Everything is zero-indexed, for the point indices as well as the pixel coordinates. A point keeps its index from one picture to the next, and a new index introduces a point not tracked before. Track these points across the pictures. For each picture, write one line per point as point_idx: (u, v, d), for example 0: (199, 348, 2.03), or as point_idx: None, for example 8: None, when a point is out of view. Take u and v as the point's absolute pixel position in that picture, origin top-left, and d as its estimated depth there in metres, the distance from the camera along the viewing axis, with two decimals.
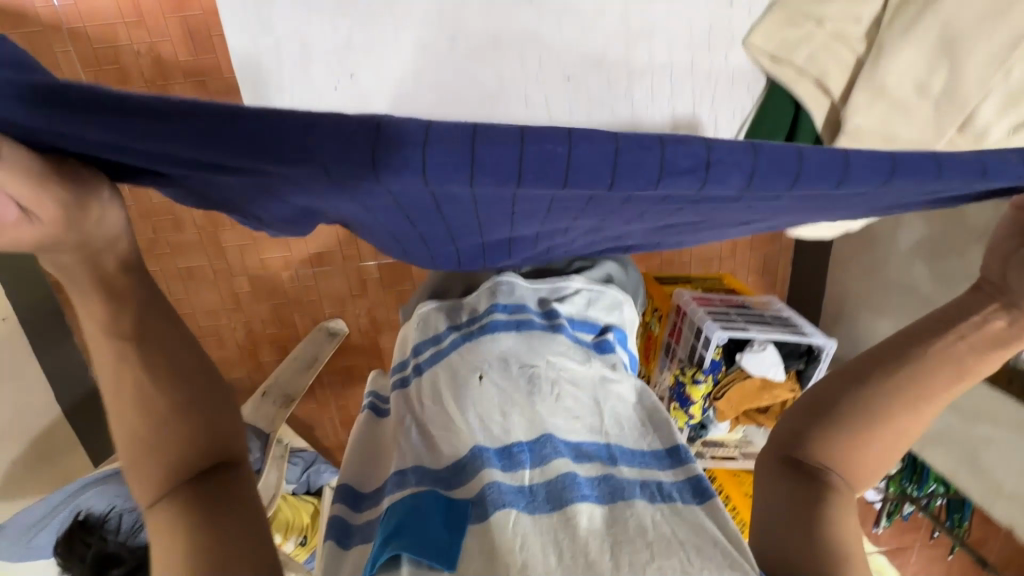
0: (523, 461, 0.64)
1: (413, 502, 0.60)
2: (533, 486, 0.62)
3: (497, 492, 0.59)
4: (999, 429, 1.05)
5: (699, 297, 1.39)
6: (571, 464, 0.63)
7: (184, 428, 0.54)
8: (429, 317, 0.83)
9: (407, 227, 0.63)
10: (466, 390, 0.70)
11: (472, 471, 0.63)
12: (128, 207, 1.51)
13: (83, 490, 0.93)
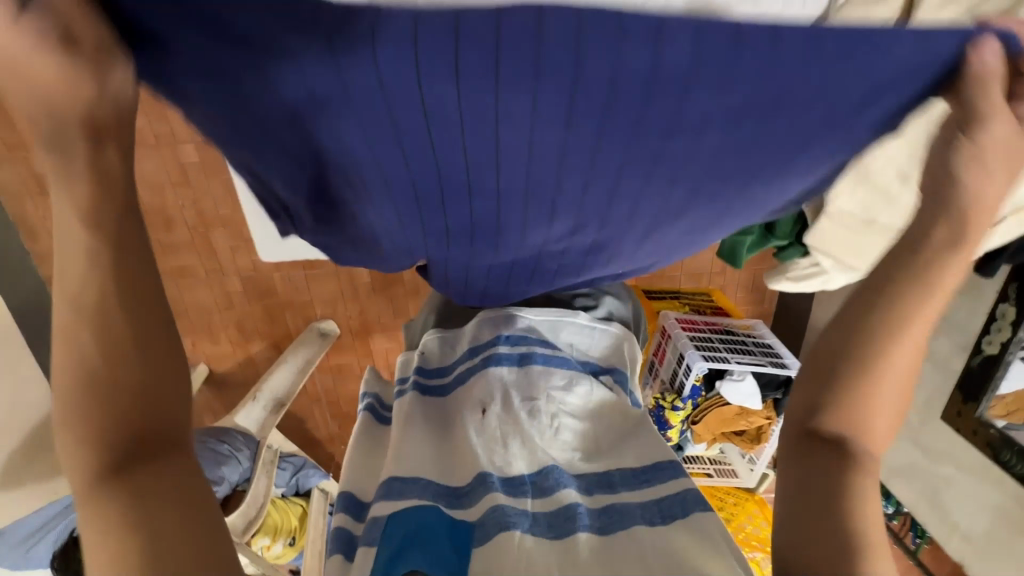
0: (520, 490, 0.54)
1: (420, 517, 0.51)
2: (537, 514, 0.52)
3: (508, 516, 0.50)
4: (960, 472, 1.09)
5: (684, 319, 1.40)
6: (573, 492, 0.54)
7: (133, 377, 0.40)
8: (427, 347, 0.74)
9: (415, 227, 0.54)
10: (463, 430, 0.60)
11: (474, 496, 0.54)
12: None
13: None
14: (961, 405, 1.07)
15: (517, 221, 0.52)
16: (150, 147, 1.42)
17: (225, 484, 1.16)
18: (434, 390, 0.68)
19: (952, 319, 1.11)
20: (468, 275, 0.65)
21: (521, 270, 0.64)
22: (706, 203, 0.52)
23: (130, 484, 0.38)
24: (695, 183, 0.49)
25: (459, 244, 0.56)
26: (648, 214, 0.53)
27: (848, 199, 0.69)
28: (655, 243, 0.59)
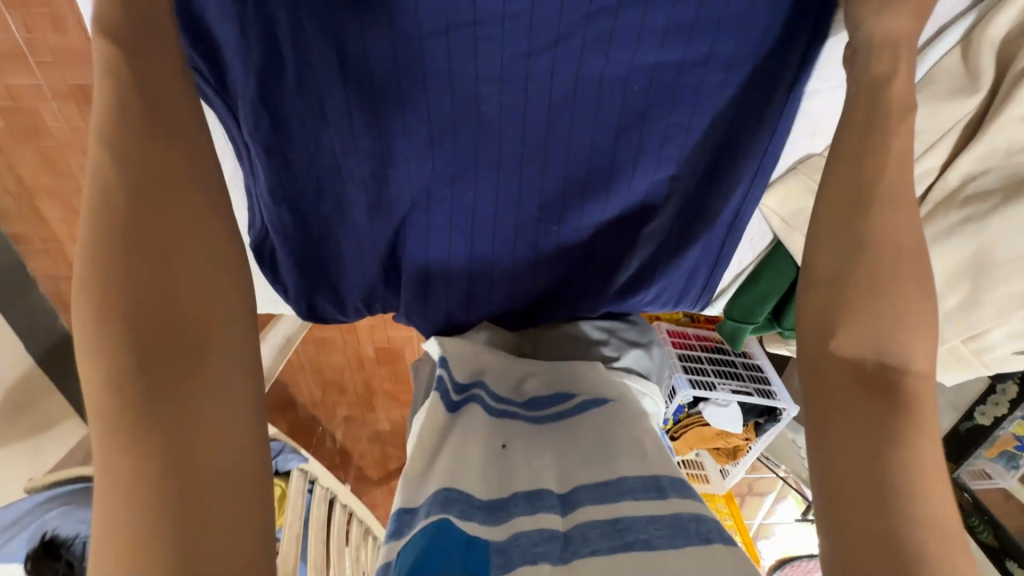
0: (547, 505, 0.54)
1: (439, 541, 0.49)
2: (568, 534, 0.52)
3: (535, 546, 0.50)
4: None
5: (676, 333, 1.34)
6: (607, 510, 0.53)
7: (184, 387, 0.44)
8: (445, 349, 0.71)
9: (399, 193, 0.64)
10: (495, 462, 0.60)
11: (493, 520, 0.53)
12: (79, 167, 1.38)
13: (51, 508, 0.98)
14: None
15: (486, 176, 0.63)
16: None
17: None
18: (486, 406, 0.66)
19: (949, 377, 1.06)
20: (437, 271, 0.70)
21: (481, 258, 0.69)
22: (641, 161, 0.64)
23: (174, 396, 0.44)
24: (653, 126, 0.61)
25: (436, 204, 0.65)
26: (591, 171, 0.64)
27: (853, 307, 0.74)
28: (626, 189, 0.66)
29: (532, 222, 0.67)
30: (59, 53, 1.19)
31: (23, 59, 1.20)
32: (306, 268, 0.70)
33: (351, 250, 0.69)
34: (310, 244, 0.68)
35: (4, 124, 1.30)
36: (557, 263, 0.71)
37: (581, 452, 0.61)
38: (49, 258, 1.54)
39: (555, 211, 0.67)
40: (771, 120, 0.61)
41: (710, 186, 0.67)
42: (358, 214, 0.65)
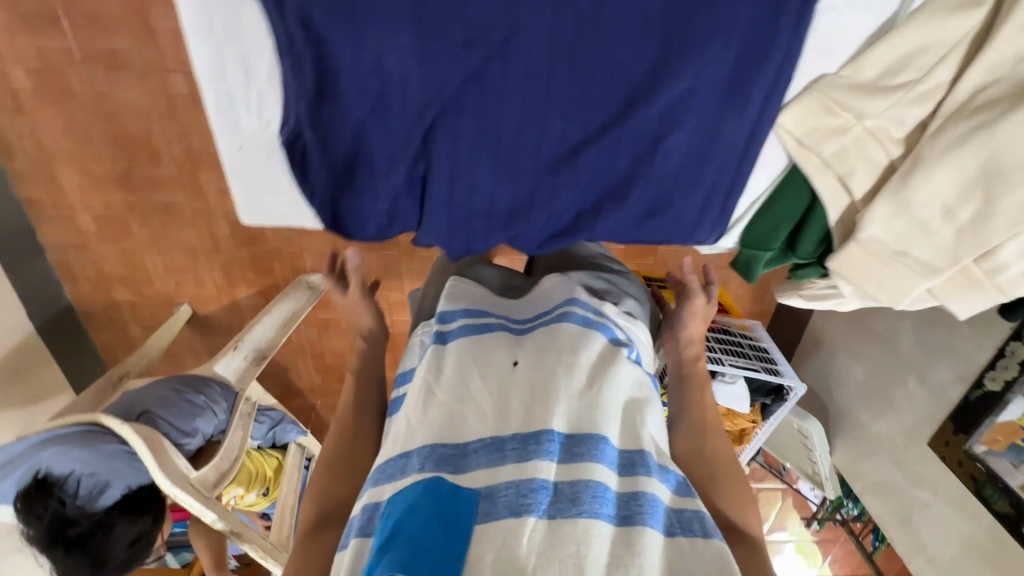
0: (549, 454, 0.64)
1: (426, 494, 0.62)
2: (556, 484, 0.64)
3: (522, 497, 0.61)
4: (937, 499, 1.10)
5: None
6: (599, 472, 0.64)
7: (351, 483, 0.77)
8: (467, 291, 0.86)
9: (412, 105, 0.62)
10: (508, 384, 0.71)
11: (485, 463, 0.65)
12: (100, 132, 1.40)
13: (46, 447, 0.94)
14: (950, 434, 1.06)
15: (511, 83, 0.62)
16: (136, 72, 1.32)
17: (198, 437, 1.12)
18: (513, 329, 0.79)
19: (956, 348, 1.07)
20: (461, 188, 0.69)
21: (503, 176, 0.69)
22: (661, 84, 0.62)
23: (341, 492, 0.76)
24: (675, 43, 0.60)
25: (462, 115, 0.64)
26: (613, 89, 0.63)
27: (881, 225, 0.63)
28: (646, 118, 0.64)
29: (553, 140, 0.67)
30: (93, 15, 1.24)
31: (57, 21, 1.25)
32: (326, 180, 0.69)
33: (373, 163, 0.67)
34: (332, 153, 0.66)
35: (31, 86, 1.33)
36: (578, 189, 0.70)
37: (588, 401, 0.69)
38: (60, 225, 1.55)
39: (576, 129, 0.66)
40: (785, 35, 0.58)
41: (727, 110, 0.64)
42: (380, 122, 0.64)
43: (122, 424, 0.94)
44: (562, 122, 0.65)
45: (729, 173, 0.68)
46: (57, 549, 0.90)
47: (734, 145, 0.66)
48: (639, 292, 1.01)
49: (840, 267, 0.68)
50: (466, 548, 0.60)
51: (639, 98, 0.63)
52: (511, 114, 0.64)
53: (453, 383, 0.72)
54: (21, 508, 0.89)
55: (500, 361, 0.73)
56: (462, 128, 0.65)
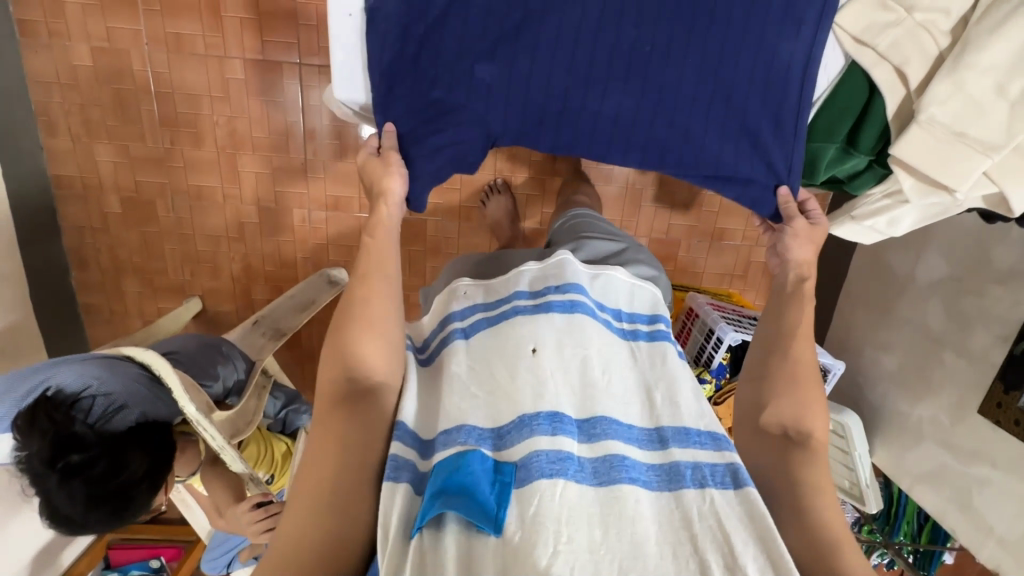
0: (569, 433, 0.66)
1: (458, 462, 0.63)
2: (582, 458, 0.65)
3: (554, 461, 0.62)
4: (998, 471, 1.06)
5: (713, 302, 1.37)
6: (620, 446, 0.66)
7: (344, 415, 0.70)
8: (474, 290, 0.84)
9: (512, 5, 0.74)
10: (519, 365, 0.72)
11: (521, 436, 0.65)
12: (148, 113, 1.45)
13: (60, 365, 0.86)
14: (1001, 396, 1.06)
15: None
16: (197, 57, 1.40)
17: (219, 384, 1.04)
18: (525, 308, 0.78)
19: (991, 311, 1.09)
20: (537, 86, 0.78)
21: (577, 79, 0.77)
22: (722, 7, 0.72)
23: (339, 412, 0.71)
24: None
25: (547, 15, 0.74)
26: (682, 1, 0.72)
27: (949, 110, 0.69)
28: (698, 38, 0.74)
29: (627, 50, 0.75)
30: (168, 1, 1.35)
31: (133, 5, 1.35)
32: (405, 55, 0.78)
33: (464, 57, 0.77)
34: (439, 41, 0.77)
35: (92, 64, 1.40)
36: (632, 101, 0.78)
37: (604, 388, 0.72)
38: (84, 207, 1.53)
39: (649, 41, 0.75)
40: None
41: (782, 32, 0.73)
42: (475, 12, 0.74)
43: (145, 348, 0.88)
44: (632, 30, 0.74)
45: (794, 97, 0.76)
46: (52, 476, 0.78)
47: (794, 62, 0.75)
48: (649, 259, 1.07)
49: (905, 152, 0.72)
50: (506, 510, 0.59)
51: (701, 16, 0.73)
52: (589, 25, 0.74)
53: (477, 377, 0.73)
54: (20, 427, 0.77)
55: (517, 351, 0.73)
56: (547, 31, 0.75)
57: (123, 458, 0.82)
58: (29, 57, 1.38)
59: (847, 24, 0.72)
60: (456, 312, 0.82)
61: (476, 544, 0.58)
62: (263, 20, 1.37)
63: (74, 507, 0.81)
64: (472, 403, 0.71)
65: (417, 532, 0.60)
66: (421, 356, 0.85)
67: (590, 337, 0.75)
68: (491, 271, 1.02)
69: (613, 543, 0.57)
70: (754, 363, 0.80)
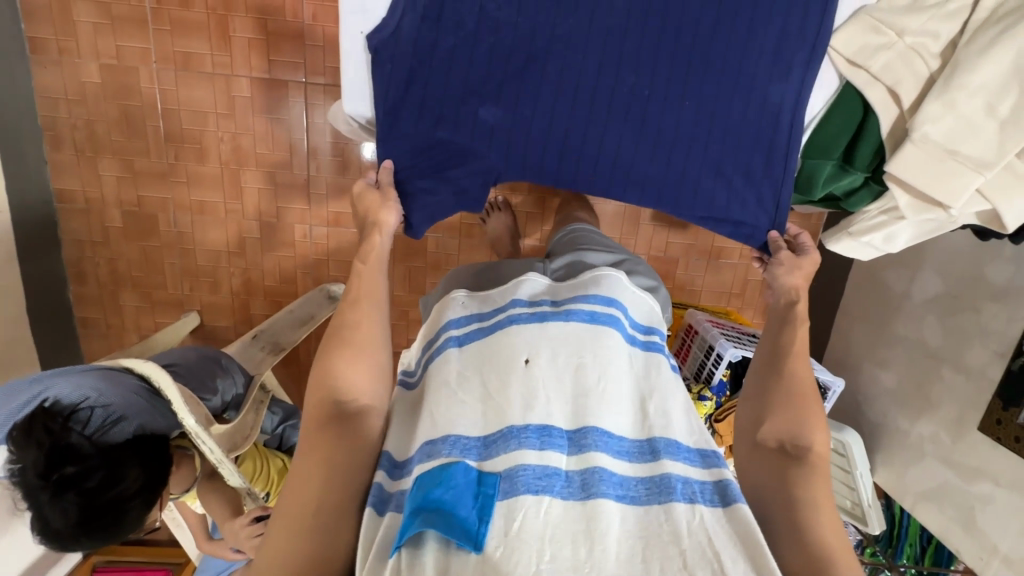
0: (557, 446, 0.66)
1: (440, 475, 0.62)
2: (568, 471, 0.65)
3: (539, 478, 0.62)
4: (1000, 488, 1.06)
5: (712, 319, 1.38)
6: (606, 459, 0.65)
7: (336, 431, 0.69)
8: (471, 299, 0.84)
9: (517, 46, 0.75)
10: (512, 375, 0.71)
11: (508, 449, 0.65)
12: (153, 129, 1.47)
13: (58, 377, 0.85)
14: (1000, 412, 1.06)
15: (597, 27, 0.74)
16: (205, 75, 1.42)
17: (218, 398, 1.04)
18: (519, 316, 0.76)
19: (987, 327, 1.10)
20: (539, 128, 0.79)
21: (579, 118, 0.78)
22: (716, 46, 0.75)
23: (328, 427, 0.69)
24: (742, 14, 0.73)
25: (551, 59, 0.75)
26: (679, 48, 0.75)
27: (941, 127, 0.71)
28: (694, 80, 0.76)
29: (626, 93, 0.77)
30: (178, 21, 1.38)
31: (144, 24, 1.38)
32: (406, 87, 0.77)
33: (468, 96, 0.77)
34: (444, 80, 0.76)
35: (100, 81, 1.42)
36: (633, 140, 0.79)
37: (599, 395, 0.70)
38: (85, 220, 1.54)
39: (647, 87, 0.77)
40: (818, 3, 0.73)
41: (774, 75, 0.76)
42: (481, 51, 0.75)
43: (145, 360, 0.87)
44: (631, 76, 0.76)
45: (782, 137, 0.79)
46: (45, 490, 0.76)
47: (784, 104, 0.78)
48: (648, 270, 1.08)
49: (901, 168, 0.73)
50: (486, 526, 0.59)
51: (698, 56, 0.75)
52: (592, 66, 0.76)
53: (469, 387, 0.72)
54: (16, 439, 0.76)
55: (510, 358, 0.72)
56: (552, 71, 0.76)
57: (120, 471, 0.81)
58: (38, 73, 1.41)
59: (837, 56, 0.75)
60: (449, 322, 0.81)
61: (454, 559, 0.58)
62: (271, 39, 1.40)
63: (66, 523, 0.79)
64: (462, 411, 0.70)
65: (395, 550, 0.60)
66: (416, 368, 0.84)
67: (581, 341, 0.73)
68: (488, 283, 1.02)
69: (596, 560, 0.57)
70: (759, 371, 0.81)
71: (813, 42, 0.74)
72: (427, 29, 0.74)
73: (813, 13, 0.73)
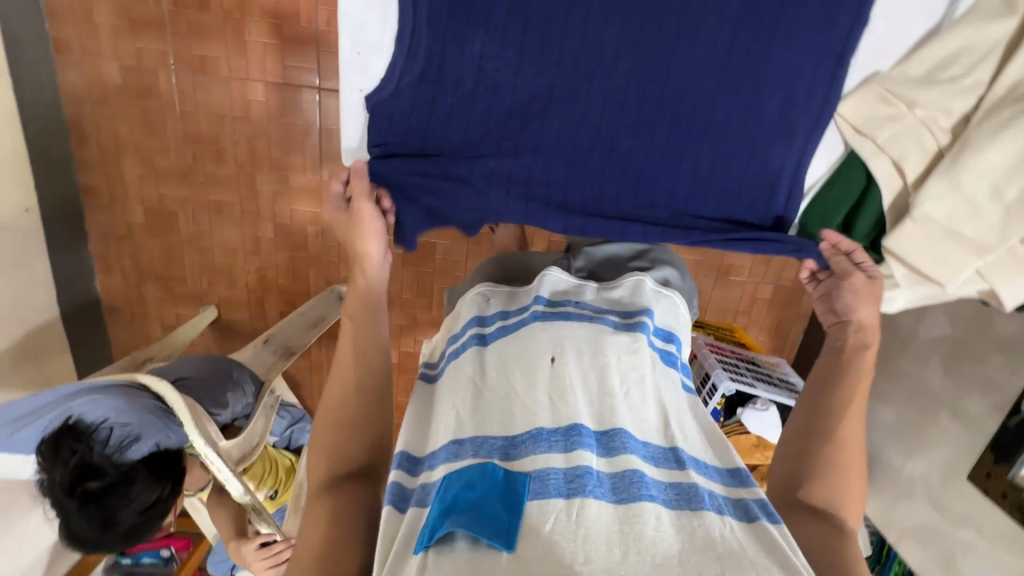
0: (585, 445, 0.67)
1: (471, 474, 0.64)
2: (601, 473, 0.65)
3: (571, 479, 0.63)
4: (982, 538, 1.07)
5: (712, 343, 1.39)
6: (639, 462, 0.67)
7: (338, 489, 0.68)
8: (493, 295, 0.90)
9: (513, 105, 0.75)
10: (538, 374, 0.75)
11: (537, 451, 0.67)
12: (173, 129, 1.50)
13: (81, 394, 0.91)
14: (991, 465, 1.05)
15: (596, 90, 0.73)
16: (221, 78, 1.44)
17: (228, 412, 1.09)
18: (546, 313, 0.82)
19: (988, 378, 1.09)
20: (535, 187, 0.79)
21: (575, 178, 0.78)
22: (718, 111, 0.74)
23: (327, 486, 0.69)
24: (745, 79, 0.72)
25: (550, 117, 0.75)
26: (678, 110, 0.74)
27: (936, 204, 0.69)
28: (693, 142, 0.76)
29: (622, 155, 0.77)
30: (195, 25, 1.39)
31: (162, 27, 1.39)
32: (406, 135, 0.77)
33: (466, 150, 0.78)
34: (439, 138, 0.77)
35: (121, 82, 1.45)
36: (630, 198, 0.80)
37: (623, 396, 0.74)
38: (110, 215, 1.60)
39: (644, 148, 0.76)
40: (826, 72, 0.71)
41: (777, 139, 0.75)
42: (479, 110, 0.75)
43: (160, 380, 0.92)
44: (629, 140, 0.76)
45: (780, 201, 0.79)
46: (71, 501, 0.84)
47: (784, 169, 0.77)
48: (672, 258, 1.11)
49: (898, 244, 0.72)
50: (518, 521, 0.59)
51: (698, 119, 0.74)
52: (589, 127, 0.76)
53: (494, 386, 0.76)
54: (45, 455, 0.84)
55: (536, 357, 0.76)
56: (548, 131, 0.76)
57: (134, 487, 0.88)
58: (62, 71, 1.44)
59: (845, 114, 0.73)
60: (471, 318, 0.87)
61: (482, 558, 0.57)
62: (286, 44, 1.40)
63: (91, 531, 0.87)
64: (485, 417, 0.72)
65: (420, 549, 0.59)
66: (438, 363, 0.89)
67: (604, 344, 0.78)
68: (513, 271, 1.07)
69: (634, 561, 0.55)
70: (807, 394, 0.73)
71: (819, 106, 0.73)
72: (427, 90, 0.74)
73: (820, 80, 0.72)
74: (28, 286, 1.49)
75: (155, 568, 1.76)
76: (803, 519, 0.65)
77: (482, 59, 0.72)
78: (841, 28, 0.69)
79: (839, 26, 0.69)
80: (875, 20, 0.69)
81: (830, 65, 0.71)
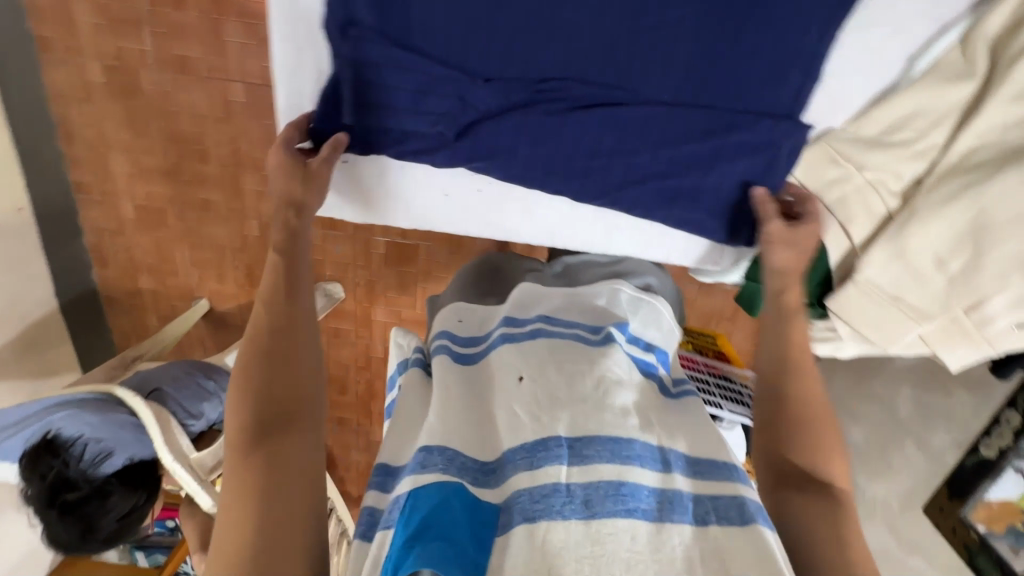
0: (557, 456, 0.64)
1: (438, 496, 0.62)
2: (572, 486, 0.62)
3: (534, 503, 0.61)
4: (930, 569, 1.06)
5: (684, 357, 1.39)
6: (615, 470, 0.63)
7: (273, 448, 0.60)
8: (466, 315, 0.89)
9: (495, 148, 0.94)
10: (506, 394, 0.72)
11: (507, 476, 0.66)
12: (158, 129, 1.51)
13: (59, 410, 0.97)
14: (944, 500, 1.06)
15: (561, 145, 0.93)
16: (201, 80, 1.43)
17: (202, 421, 1.14)
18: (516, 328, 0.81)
19: (952, 413, 1.09)
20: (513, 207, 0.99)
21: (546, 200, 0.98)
22: (660, 158, 0.94)
23: (262, 447, 0.60)
24: (684, 135, 0.92)
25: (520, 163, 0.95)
26: (632, 158, 0.94)
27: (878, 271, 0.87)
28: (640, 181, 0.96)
29: (584, 191, 0.97)
30: (174, 26, 1.37)
31: (141, 27, 1.38)
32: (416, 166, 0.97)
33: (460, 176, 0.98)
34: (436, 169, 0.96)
35: (104, 82, 1.45)
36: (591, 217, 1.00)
37: (597, 400, 0.70)
38: (102, 211, 1.63)
39: (600, 185, 0.97)
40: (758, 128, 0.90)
41: (704, 180, 0.95)
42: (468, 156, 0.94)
43: (135, 395, 0.98)
44: (593, 163, 0.95)
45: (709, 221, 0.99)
46: (51, 512, 0.91)
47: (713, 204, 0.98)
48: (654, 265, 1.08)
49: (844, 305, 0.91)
50: (486, 558, 0.60)
51: (644, 165, 0.95)
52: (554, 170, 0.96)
53: (463, 409, 0.73)
54: (26, 469, 0.91)
55: (504, 378, 0.74)
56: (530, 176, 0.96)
57: (108, 498, 0.95)
58: (47, 71, 1.44)
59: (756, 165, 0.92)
60: (438, 338, 0.85)
61: None
62: (264, 46, 1.38)
63: (72, 537, 0.95)
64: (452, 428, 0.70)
65: None
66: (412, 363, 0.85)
67: (571, 357, 0.75)
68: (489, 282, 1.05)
69: None
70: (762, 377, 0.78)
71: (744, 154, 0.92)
72: (432, 115, 0.91)
73: (747, 135, 0.91)
74: (27, 281, 1.55)
75: (160, 537, 1.90)
76: (798, 496, 0.67)
77: (484, 117, 0.91)
78: (767, 98, 0.88)
79: (765, 96, 0.88)
80: (804, 92, 0.87)
81: (760, 123, 0.89)
